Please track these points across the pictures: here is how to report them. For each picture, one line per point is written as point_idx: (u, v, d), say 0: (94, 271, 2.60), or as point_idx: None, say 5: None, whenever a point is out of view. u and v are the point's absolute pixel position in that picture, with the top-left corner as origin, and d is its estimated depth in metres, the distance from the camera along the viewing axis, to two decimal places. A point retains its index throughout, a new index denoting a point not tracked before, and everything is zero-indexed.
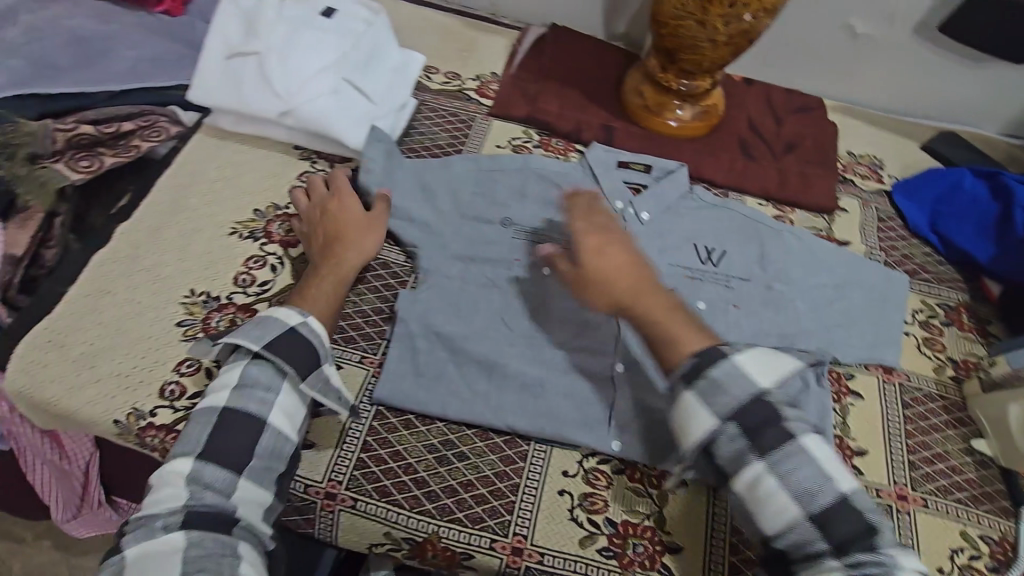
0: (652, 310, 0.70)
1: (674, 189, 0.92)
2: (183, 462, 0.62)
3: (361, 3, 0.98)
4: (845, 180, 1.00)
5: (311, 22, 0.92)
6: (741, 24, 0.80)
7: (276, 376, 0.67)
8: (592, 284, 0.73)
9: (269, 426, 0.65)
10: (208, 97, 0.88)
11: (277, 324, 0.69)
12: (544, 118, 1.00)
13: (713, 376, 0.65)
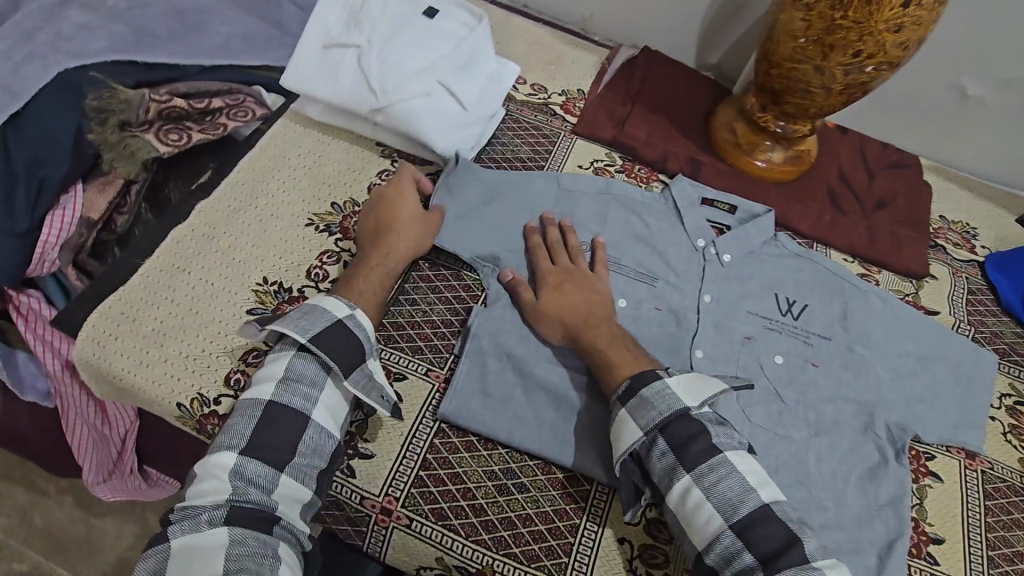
0: (600, 341, 0.72)
1: (759, 234, 0.89)
2: (229, 455, 0.61)
3: (466, 9, 0.98)
4: (935, 244, 0.96)
5: (414, 23, 0.94)
6: (861, 75, 0.77)
7: (321, 372, 0.67)
8: (550, 314, 0.74)
9: (315, 420, 0.65)
10: (299, 83, 0.90)
11: (325, 316, 0.69)
12: (629, 143, 0.97)
13: (643, 395, 0.67)
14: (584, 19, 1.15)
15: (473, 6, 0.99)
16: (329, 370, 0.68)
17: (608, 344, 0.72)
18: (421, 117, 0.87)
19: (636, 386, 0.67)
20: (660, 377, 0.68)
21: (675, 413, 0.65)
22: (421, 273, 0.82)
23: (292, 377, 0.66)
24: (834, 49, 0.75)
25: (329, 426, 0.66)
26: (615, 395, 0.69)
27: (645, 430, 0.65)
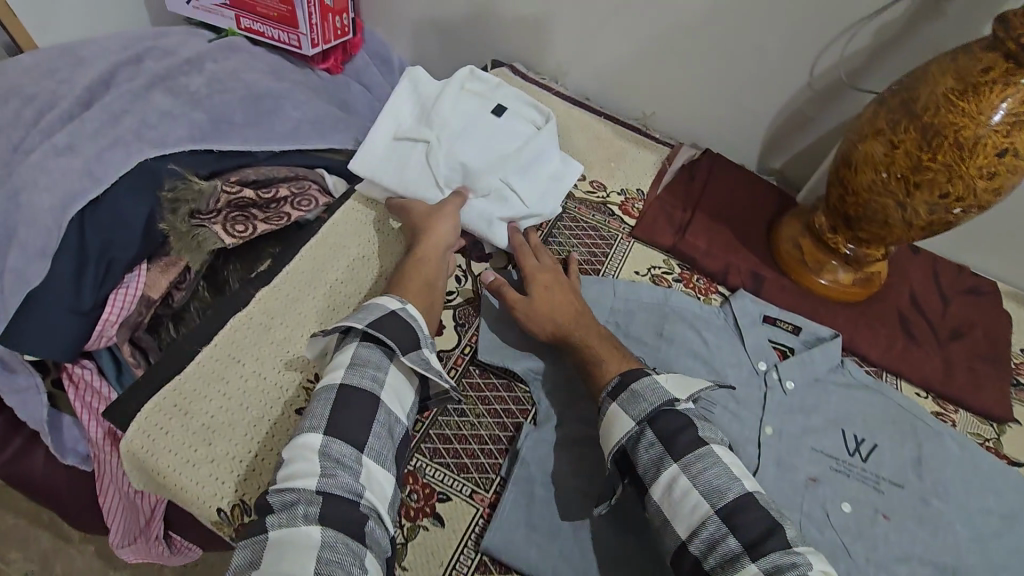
0: (592, 343, 0.75)
1: (826, 361, 0.84)
2: (313, 441, 0.61)
3: (535, 106, 0.99)
4: (1017, 382, 0.89)
5: (482, 118, 0.95)
6: (946, 215, 0.74)
7: (384, 357, 0.69)
8: (539, 313, 0.78)
9: (384, 401, 0.66)
10: (366, 168, 0.91)
11: (383, 307, 0.71)
12: (690, 252, 0.95)
13: (634, 389, 0.67)
14: (646, 115, 1.16)
15: (542, 104, 0.99)
16: (390, 355, 0.69)
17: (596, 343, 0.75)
18: (480, 216, 0.87)
19: (626, 377, 0.69)
20: (648, 373, 0.69)
21: (664, 406, 0.66)
22: (471, 380, 0.80)
23: (355, 362, 0.67)
24: (920, 187, 0.72)
25: (395, 408, 0.67)
26: (606, 392, 0.69)
27: (634, 420, 0.65)
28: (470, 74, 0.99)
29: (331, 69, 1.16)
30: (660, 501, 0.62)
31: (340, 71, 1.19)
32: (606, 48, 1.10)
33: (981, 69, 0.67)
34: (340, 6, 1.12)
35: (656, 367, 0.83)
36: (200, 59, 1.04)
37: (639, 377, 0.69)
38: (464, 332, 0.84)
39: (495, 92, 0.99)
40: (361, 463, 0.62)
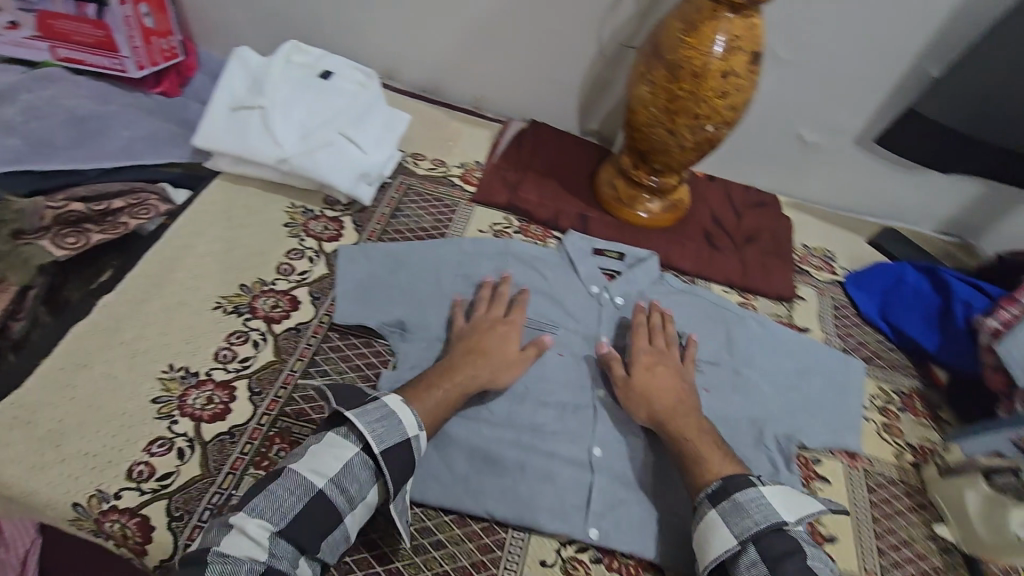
0: (687, 431, 0.75)
1: (646, 276, 0.97)
2: (267, 522, 0.58)
3: (360, 70, 1.07)
4: (802, 270, 1.08)
5: (311, 84, 1.02)
6: (704, 133, 0.89)
7: (370, 479, 0.65)
8: (638, 394, 0.79)
9: (345, 522, 0.63)
10: (208, 141, 0.95)
11: (400, 429, 0.66)
12: (523, 206, 1.07)
13: (737, 499, 0.66)
14: (478, 98, 1.27)
15: (367, 68, 1.08)
16: (378, 478, 0.66)
17: (693, 429, 0.75)
18: (324, 166, 0.95)
19: (729, 484, 0.68)
20: (753, 485, 0.67)
21: (771, 524, 0.64)
22: (331, 343, 0.84)
23: (342, 473, 0.63)
24: (680, 113, 0.87)
25: (350, 528, 0.63)
26: (704, 493, 0.68)
27: (737, 538, 0.64)
28: (294, 48, 1.06)
29: (167, 91, 1.16)
30: None
31: (178, 93, 1.18)
32: (430, 42, 1.20)
33: (697, 11, 0.82)
34: (163, 27, 1.14)
35: None
36: (13, 90, 1.03)
37: (728, 488, 0.67)
38: (321, 303, 0.88)
39: (320, 61, 1.06)
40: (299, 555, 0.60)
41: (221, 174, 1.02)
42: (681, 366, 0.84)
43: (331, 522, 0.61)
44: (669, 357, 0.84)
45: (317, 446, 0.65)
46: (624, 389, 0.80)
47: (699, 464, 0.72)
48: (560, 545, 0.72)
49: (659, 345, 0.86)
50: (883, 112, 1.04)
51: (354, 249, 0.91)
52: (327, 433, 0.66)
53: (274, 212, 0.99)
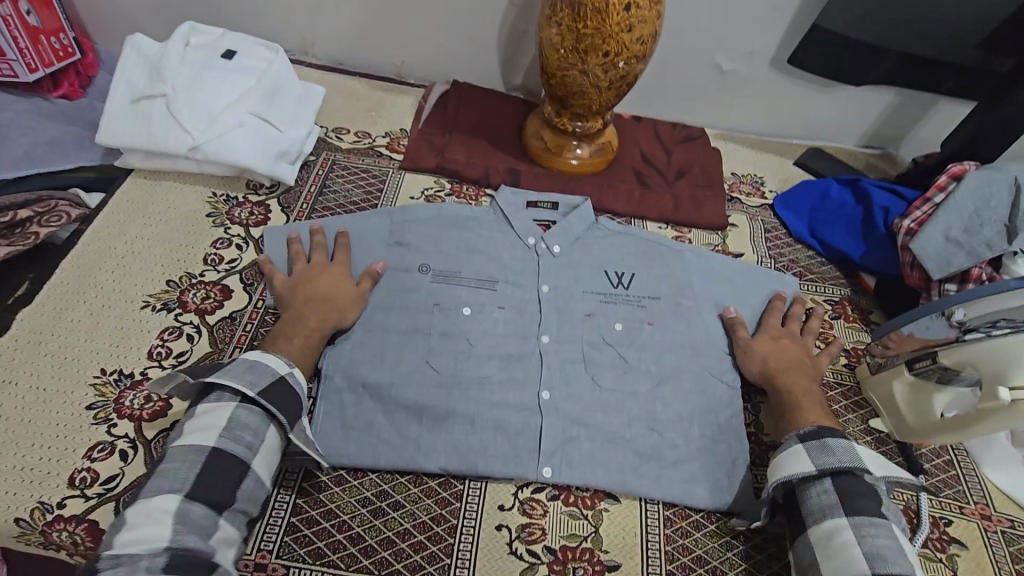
0: (794, 393, 0.79)
1: (581, 222, 0.95)
2: (172, 497, 0.58)
3: (263, 45, 1.04)
4: (733, 198, 1.10)
5: (214, 64, 0.98)
6: (617, 70, 0.90)
7: (264, 422, 0.66)
8: (754, 350, 0.84)
9: (255, 469, 0.63)
10: (112, 137, 0.92)
11: (272, 369, 0.68)
12: (452, 167, 1.06)
13: (827, 441, 0.68)
14: (398, 65, 1.23)
15: (271, 42, 1.04)
16: (271, 421, 0.66)
17: (799, 390, 0.79)
18: (240, 149, 0.93)
19: (822, 429, 0.70)
20: (845, 436, 0.69)
21: (854, 467, 0.66)
22: (268, 327, 0.83)
23: (231, 427, 0.63)
24: (589, 52, 0.88)
25: (265, 475, 0.64)
26: (796, 434, 0.71)
27: (816, 465, 0.66)
28: (190, 29, 1.01)
29: (67, 94, 1.09)
30: (815, 540, 0.63)
31: (81, 94, 1.11)
32: (338, 11, 1.15)
33: None
34: (51, 25, 1.05)
35: (440, 268, 0.89)
36: None
37: (815, 432, 0.69)
38: (254, 289, 0.87)
39: (220, 40, 1.02)
40: (218, 517, 0.60)
41: (134, 171, 0.98)
42: (809, 334, 0.88)
43: (240, 473, 0.62)
44: (799, 325, 0.89)
45: (191, 419, 0.63)
46: (738, 345, 0.85)
47: (798, 415, 0.76)
48: (517, 489, 0.74)
49: (788, 315, 0.90)
50: (792, 32, 1.06)
51: (280, 229, 0.90)
52: (200, 402, 0.65)
53: (195, 203, 0.96)
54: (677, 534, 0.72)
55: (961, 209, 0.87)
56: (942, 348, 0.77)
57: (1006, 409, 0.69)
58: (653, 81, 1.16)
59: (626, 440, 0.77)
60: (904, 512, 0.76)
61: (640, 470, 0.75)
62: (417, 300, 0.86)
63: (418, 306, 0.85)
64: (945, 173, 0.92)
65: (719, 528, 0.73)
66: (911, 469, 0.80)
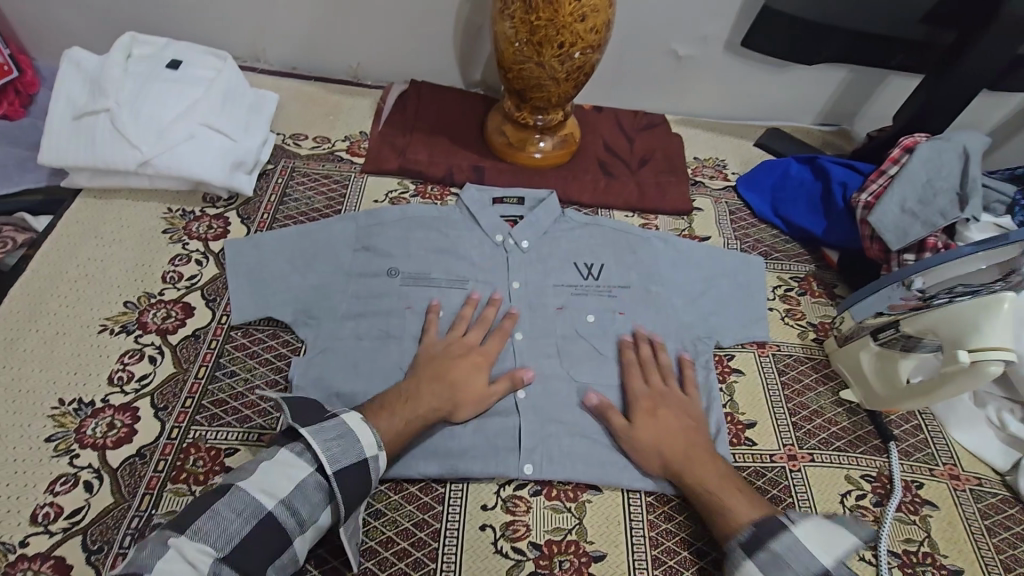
0: (705, 479, 0.70)
1: (548, 215, 0.94)
2: (207, 549, 0.56)
3: (209, 52, 1.01)
4: (696, 182, 1.12)
5: (158, 75, 0.94)
6: (573, 61, 0.90)
7: (320, 504, 0.62)
8: (642, 442, 0.73)
9: (294, 546, 0.60)
10: (56, 157, 0.88)
11: (360, 449, 0.64)
12: (415, 168, 1.04)
13: (774, 547, 0.62)
14: (354, 67, 1.21)
15: (218, 49, 1.01)
16: (330, 501, 0.63)
17: (704, 477, 0.70)
18: (192, 162, 0.90)
19: (762, 533, 0.63)
20: (786, 527, 0.63)
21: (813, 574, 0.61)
22: (235, 343, 0.81)
23: (294, 495, 0.61)
24: (544, 44, 0.88)
25: (297, 555, 0.61)
26: (737, 542, 0.64)
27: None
28: (131, 40, 0.97)
29: (8, 113, 1.04)
30: None
31: (22, 113, 1.06)
32: (287, 15, 1.12)
33: None
34: None
35: (409, 271, 0.88)
36: None
37: (760, 539, 0.63)
38: (218, 305, 0.84)
39: (163, 51, 0.98)
40: None
41: (83, 191, 0.94)
42: (686, 401, 0.78)
43: (275, 548, 0.59)
44: (669, 394, 0.78)
45: (269, 463, 0.62)
46: (621, 434, 0.75)
47: (720, 513, 0.67)
48: (499, 487, 0.73)
49: (655, 386, 0.79)
50: (744, 15, 1.07)
51: (241, 241, 0.87)
52: (280, 450, 0.63)
53: (149, 220, 0.92)
54: (660, 519, 0.73)
55: (916, 178, 0.88)
56: (903, 316, 0.78)
57: (966, 372, 0.71)
58: (611, 70, 1.16)
59: (605, 431, 0.77)
60: (877, 479, 0.78)
61: (621, 460, 0.75)
62: (387, 305, 0.85)
63: (390, 311, 0.84)
64: (899, 144, 0.93)
65: None
66: (881, 435, 0.82)
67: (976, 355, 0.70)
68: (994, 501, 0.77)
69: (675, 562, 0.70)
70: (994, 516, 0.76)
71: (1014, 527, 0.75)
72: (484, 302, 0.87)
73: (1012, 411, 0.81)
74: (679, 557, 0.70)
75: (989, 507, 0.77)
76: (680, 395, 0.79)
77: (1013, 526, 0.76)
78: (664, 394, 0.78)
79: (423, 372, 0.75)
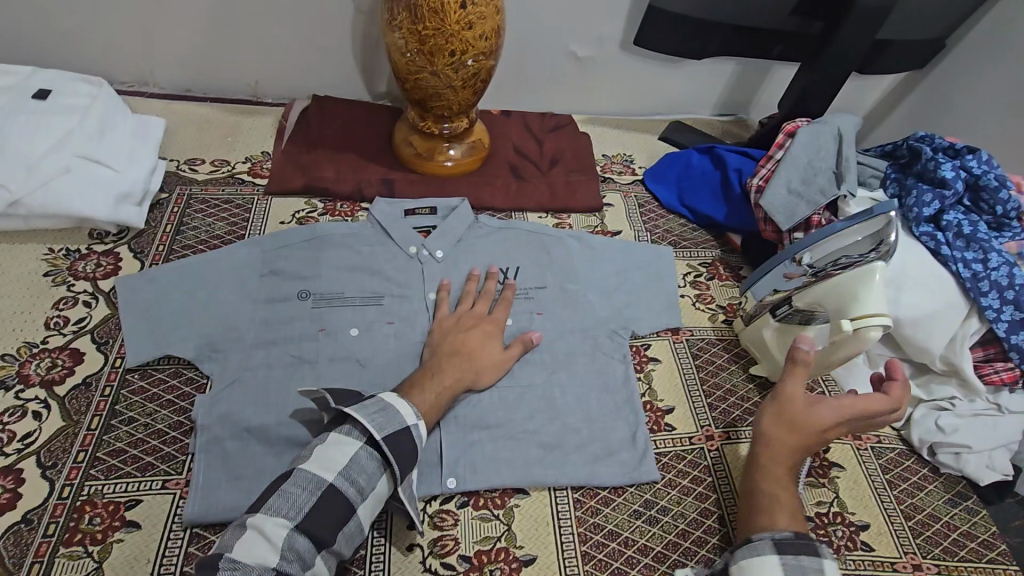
0: (782, 475, 0.67)
1: (460, 224, 0.94)
2: (284, 520, 0.60)
3: (84, 80, 0.95)
4: (606, 178, 1.14)
5: (24, 107, 0.88)
6: (467, 68, 0.90)
7: (379, 471, 0.66)
8: (791, 409, 0.69)
9: (360, 512, 0.64)
10: None
11: (399, 420, 0.68)
12: (322, 185, 1.01)
13: (803, 562, 0.58)
14: (252, 85, 1.16)
15: (92, 76, 0.96)
16: (385, 468, 0.66)
17: (783, 470, 0.67)
18: (71, 197, 0.84)
19: (796, 542, 0.60)
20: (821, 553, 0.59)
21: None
22: (131, 387, 0.76)
23: (351, 468, 0.64)
24: (436, 53, 0.88)
25: (366, 520, 0.65)
26: (772, 536, 0.61)
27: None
28: None
29: None
30: None
31: None
32: (172, 35, 1.07)
33: None
34: None
35: (320, 291, 0.85)
36: None
37: (794, 544, 0.59)
38: (110, 347, 0.79)
39: (30, 80, 0.91)
40: (318, 551, 0.61)
41: None
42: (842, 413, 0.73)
43: (343, 514, 0.63)
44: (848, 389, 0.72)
45: (320, 445, 0.65)
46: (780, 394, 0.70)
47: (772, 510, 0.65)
48: (425, 503, 0.72)
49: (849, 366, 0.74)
50: (634, 15, 1.11)
51: (132, 278, 0.82)
52: (330, 432, 0.66)
53: (28, 263, 0.85)
54: (588, 514, 0.73)
55: (798, 161, 0.94)
56: (796, 288, 0.83)
57: (848, 337, 0.76)
58: (515, 74, 1.17)
59: (529, 434, 0.78)
60: None
61: (546, 461, 0.76)
62: (298, 329, 0.82)
63: (302, 335, 0.81)
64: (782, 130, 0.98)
65: (627, 500, 0.75)
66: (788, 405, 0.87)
67: (857, 323, 0.76)
68: (892, 456, 0.83)
69: (604, 555, 0.70)
70: (894, 470, 0.82)
71: (911, 478, 0.81)
72: (485, 276, 0.90)
73: (902, 370, 0.87)
74: (608, 549, 0.71)
75: (889, 462, 0.83)
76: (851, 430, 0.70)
77: (910, 477, 0.81)
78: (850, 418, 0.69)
79: (443, 347, 0.79)
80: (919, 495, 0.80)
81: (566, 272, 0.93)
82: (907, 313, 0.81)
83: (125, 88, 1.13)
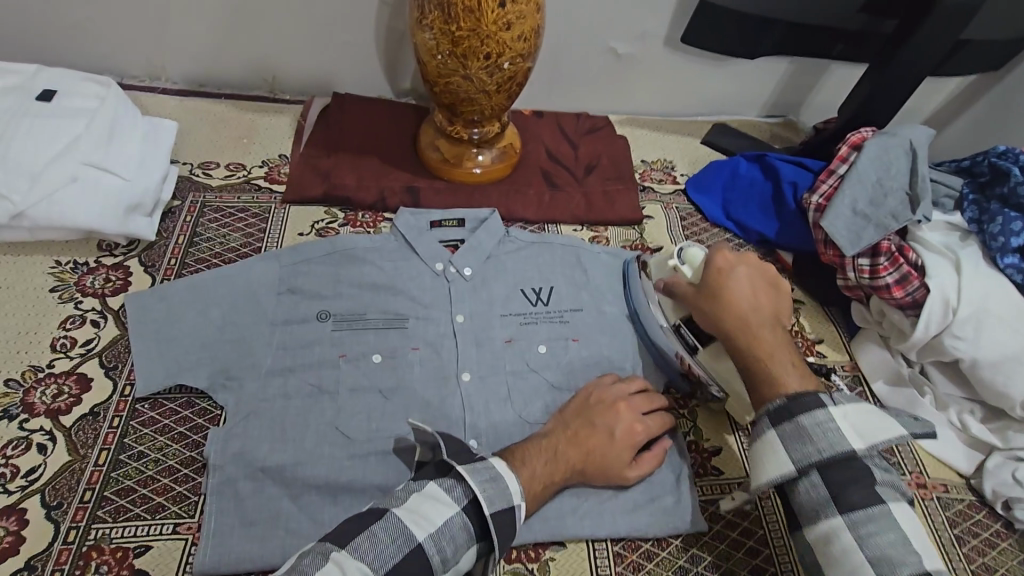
0: (761, 345, 0.66)
1: (491, 237, 0.85)
2: (366, 569, 0.52)
3: (91, 79, 0.90)
4: (645, 188, 1.06)
5: (30, 110, 0.83)
6: (503, 72, 0.83)
7: (468, 544, 0.58)
8: (709, 299, 0.71)
9: None
10: None
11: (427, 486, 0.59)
12: (342, 194, 0.95)
13: (801, 422, 0.60)
14: (270, 80, 1.09)
15: (99, 75, 0.91)
16: (474, 542, 0.59)
17: (764, 340, 0.66)
18: (80, 211, 0.79)
19: (791, 404, 0.61)
20: (822, 403, 0.60)
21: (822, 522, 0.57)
22: (141, 418, 0.71)
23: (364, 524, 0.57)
24: (469, 56, 0.81)
25: None
26: (765, 409, 0.62)
27: (794, 463, 0.59)
28: None
29: None
30: (808, 536, 0.58)
31: None
32: (186, 26, 1.00)
33: None
34: None
35: (342, 312, 0.78)
36: None
37: (783, 407, 0.61)
38: (119, 373, 0.74)
39: (35, 78, 0.87)
40: None
41: None
42: (782, 284, 0.72)
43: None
44: (762, 270, 0.72)
45: (414, 495, 0.58)
46: (697, 299, 0.72)
47: (763, 379, 0.65)
48: None
49: (750, 262, 0.73)
50: (682, 10, 1.02)
51: (143, 294, 0.77)
52: (431, 483, 0.60)
53: (34, 277, 0.80)
54: (628, 569, 0.68)
55: (864, 178, 0.86)
56: (665, 317, 0.78)
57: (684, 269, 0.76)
58: (549, 71, 1.09)
59: None
60: None
61: (580, 511, 0.70)
62: (317, 355, 0.75)
63: (322, 361, 0.75)
64: (845, 141, 0.90)
65: (671, 554, 0.70)
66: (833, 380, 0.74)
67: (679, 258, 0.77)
68: (961, 508, 0.76)
69: None
70: (963, 523, 0.75)
71: (983, 534, 0.74)
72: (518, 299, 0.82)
73: (973, 412, 0.79)
74: None
75: (957, 515, 0.75)
76: (774, 267, 0.73)
77: (981, 533, 0.74)
78: (758, 262, 0.73)
79: None
80: (992, 553, 0.73)
81: (602, 291, 0.85)
82: (986, 354, 0.74)
83: (136, 83, 1.06)
